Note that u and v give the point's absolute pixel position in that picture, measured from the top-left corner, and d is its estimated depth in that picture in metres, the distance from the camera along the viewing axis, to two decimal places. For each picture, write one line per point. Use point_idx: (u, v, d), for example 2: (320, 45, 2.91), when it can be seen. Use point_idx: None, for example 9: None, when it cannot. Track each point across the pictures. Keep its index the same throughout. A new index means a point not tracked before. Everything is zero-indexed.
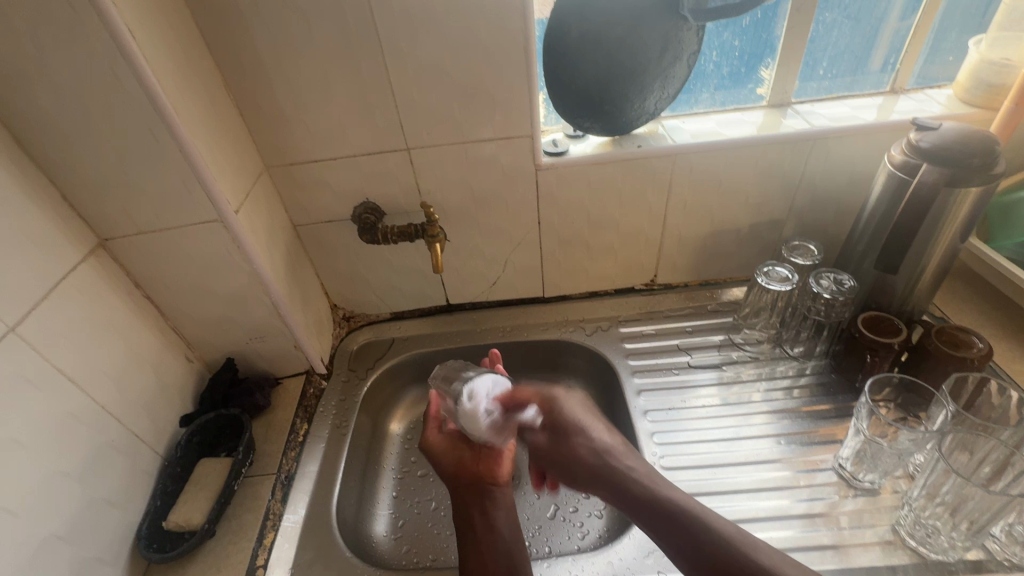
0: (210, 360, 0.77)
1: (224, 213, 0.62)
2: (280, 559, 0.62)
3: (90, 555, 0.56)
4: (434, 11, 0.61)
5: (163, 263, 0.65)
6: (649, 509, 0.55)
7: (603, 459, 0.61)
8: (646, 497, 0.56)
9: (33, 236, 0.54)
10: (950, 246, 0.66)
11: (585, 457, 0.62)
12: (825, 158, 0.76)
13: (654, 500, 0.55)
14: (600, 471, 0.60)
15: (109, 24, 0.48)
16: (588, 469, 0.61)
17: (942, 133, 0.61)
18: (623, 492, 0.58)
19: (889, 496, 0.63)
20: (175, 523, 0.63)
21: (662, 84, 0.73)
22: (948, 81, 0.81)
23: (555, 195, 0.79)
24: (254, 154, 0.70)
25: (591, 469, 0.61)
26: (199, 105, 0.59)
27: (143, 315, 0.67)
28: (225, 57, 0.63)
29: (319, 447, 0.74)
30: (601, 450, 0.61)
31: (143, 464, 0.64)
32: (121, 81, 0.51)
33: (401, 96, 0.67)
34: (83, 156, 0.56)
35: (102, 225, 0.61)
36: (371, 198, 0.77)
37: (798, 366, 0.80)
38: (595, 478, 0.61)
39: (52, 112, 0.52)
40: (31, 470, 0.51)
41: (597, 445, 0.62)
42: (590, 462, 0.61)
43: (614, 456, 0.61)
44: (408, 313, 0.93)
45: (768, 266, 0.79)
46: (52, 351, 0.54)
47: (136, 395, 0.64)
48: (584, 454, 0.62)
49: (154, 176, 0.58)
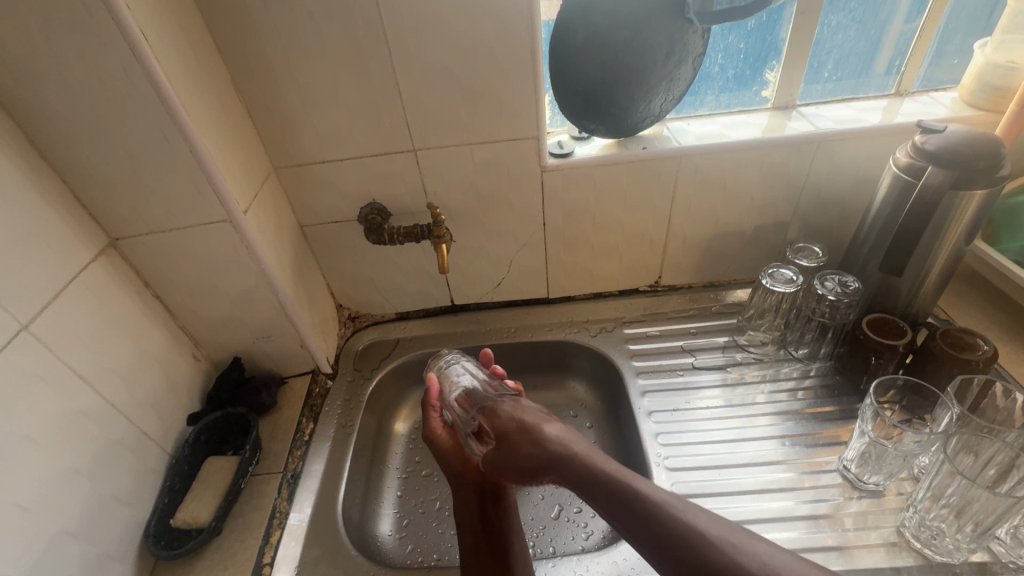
0: (217, 359, 0.78)
1: (233, 213, 0.62)
2: (286, 558, 0.62)
3: (99, 552, 0.56)
4: (442, 13, 0.61)
5: (172, 262, 0.66)
6: (603, 489, 0.48)
7: (558, 445, 0.55)
8: (594, 479, 0.50)
9: (46, 235, 0.54)
10: (955, 249, 0.66)
11: (522, 441, 0.57)
12: (830, 160, 0.76)
13: (598, 478, 0.49)
14: (542, 458, 0.55)
15: (123, 27, 0.48)
16: (535, 458, 0.55)
17: (947, 135, 0.62)
18: (574, 473, 0.51)
19: (894, 498, 0.63)
20: (182, 520, 0.63)
21: (668, 87, 0.73)
22: (953, 84, 0.81)
23: (560, 196, 0.79)
24: (263, 155, 0.71)
25: (534, 454, 0.55)
26: (209, 107, 0.59)
27: (152, 314, 0.67)
28: (235, 59, 0.64)
29: (324, 446, 0.74)
30: (552, 438, 0.56)
31: (151, 461, 0.65)
32: (133, 83, 0.52)
33: (408, 98, 0.68)
34: (95, 156, 0.56)
35: (113, 224, 0.62)
36: (378, 199, 0.78)
37: (802, 368, 0.80)
38: (541, 463, 0.55)
39: (65, 114, 0.53)
40: (43, 467, 0.51)
41: (546, 443, 0.55)
42: (528, 445, 0.56)
43: (564, 444, 0.55)
44: (413, 313, 0.93)
45: (772, 269, 0.79)
46: (64, 349, 0.55)
47: (145, 393, 0.65)
48: (527, 448, 0.57)
49: (165, 177, 0.58)
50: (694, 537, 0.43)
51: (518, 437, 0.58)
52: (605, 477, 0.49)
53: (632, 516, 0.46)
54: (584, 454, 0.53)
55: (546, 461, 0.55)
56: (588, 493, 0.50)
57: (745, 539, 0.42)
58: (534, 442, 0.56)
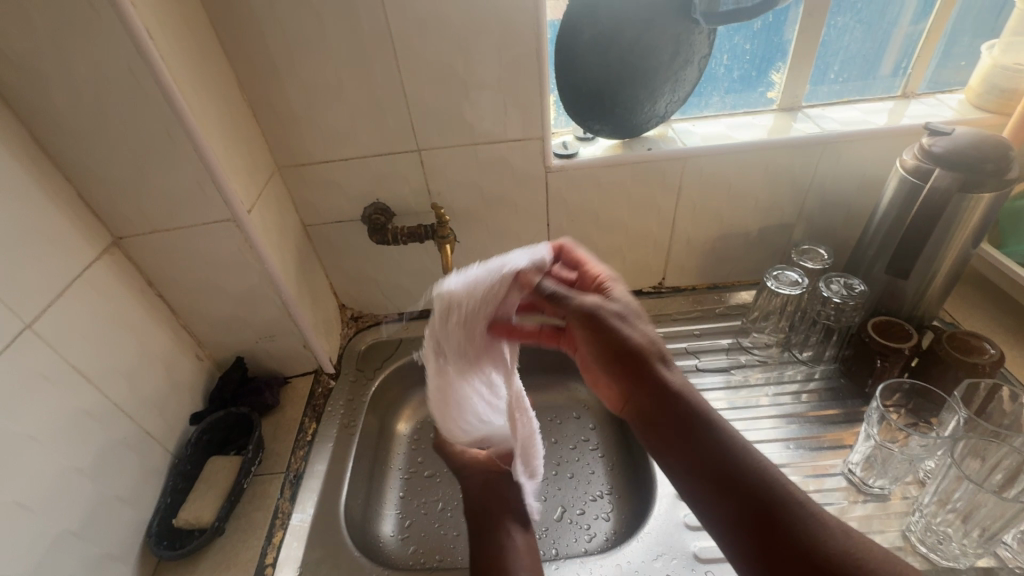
0: (220, 359, 0.78)
1: (237, 213, 0.62)
2: (288, 558, 0.62)
3: (102, 551, 0.56)
4: (447, 13, 0.61)
5: (175, 262, 0.66)
6: (669, 408, 0.52)
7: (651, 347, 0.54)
8: (672, 399, 0.52)
9: (50, 234, 0.54)
10: (961, 252, 0.66)
11: (617, 338, 0.53)
12: (836, 162, 0.76)
13: (675, 399, 0.52)
14: (642, 361, 0.53)
15: (128, 25, 0.48)
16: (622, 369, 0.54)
17: (955, 137, 0.61)
18: (645, 390, 0.53)
19: (899, 502, 0.63)
20: (185, 521, 0.63)
21: (673, 87, 0.73)
22: (960, 86, 0.81)
23: (565, 197, 0.79)
24: (267, 154, 0.71)
25: (628, 356, 0.53)
26: (213, 106, 0.59)
27: (155, 313, 0.67)
28: (239, 58, 0.64)
29: (327, 447, 0.74)
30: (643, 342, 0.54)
31: (154, 461, 0.65)
32: (139, 82, 0.51)
33: (413, 98, 0.68)
34: (99, 155, 0.56)
35: (117, 223, 0.61)
36: (381, 199, 0.77)
37: (807, 371, 0.80)
38: (619, 364, 0.54)
39: (70, 112, 0.53)
40: (46, 467, 0.51)
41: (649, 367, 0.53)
42: (615, 346, 0.54)
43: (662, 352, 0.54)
44: (415, 314, 0.93)
45: (778, 270, 0.79)
46: (67, 348, 0.55)
47: (148, 393, 0.64)
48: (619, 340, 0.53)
49: (169, 176, 0.58)
50: (740, 465, 0.48)
51: (614, 333, 0.53)
52: (676, 397, 0.52)
53: (689, 433, 0.50)
54: (668, 372, 0.53)
55: (638, 374, 0.53)
56: (653, 408, 0.53)
57: (792, 481, 0.47)
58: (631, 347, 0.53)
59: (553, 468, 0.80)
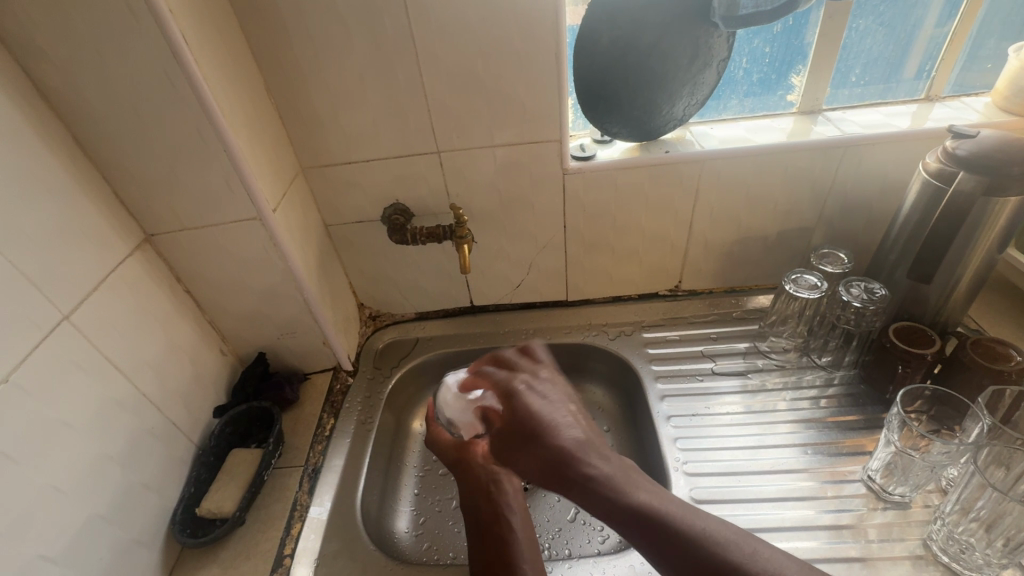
0: (243, 354, 0.80)
1: (262, 212, 0.64)
2: (306, 550, 0.64)
3: (129, 537, 0.58)
4: (467, 18, 0.63)
5: (203, 259, 0.68)
6: (628, 502, 0.47)
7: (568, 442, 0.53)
8: (607, 483, 0.48)
9: (87, 230, 0.57)
10: (987, 256, 0.65)
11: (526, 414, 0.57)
12: (857, 166, 0.75)
13: (626, 488, 0.48)
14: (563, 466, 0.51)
15: (166, 33, 0.50)
16: (553, 453, 0.52)
17: (980, 140, 0.60)
18: (580, 479, 0.50)
19: (920, 511, 0.62)
20: (207, 510, 0.65)
21: (691, 90, 0.73)
22: (987, 88, 0.80)
23: (581, 199, 0.79)
24: (291, 155, 0.73)
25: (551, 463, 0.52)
26: (243, 109, 0.61)
27: (183, 309, 0.70)
28: (267, 63, 0.66)
29: (344, 441, 0.76)
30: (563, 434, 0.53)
31: (179, 452, 0.67)
32: (174, 86, 0.54)
33: (433, 101, 0.69)
34: (134, 156, 0.59)
35: (149, 221, 0.64)
36: (401, 200, 0.79)
37: (826, 376, 0.79)
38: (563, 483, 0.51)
39: (109, 115, 0.55)
40: (81, 453, 0.54)
41: (554, 434, 0.53)
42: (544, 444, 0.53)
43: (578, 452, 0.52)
44: (432, 313, 0.94)
45: (796, 274, 0.78)
46: (102, 340, 0.57)
47: (175, 385, 0.67)
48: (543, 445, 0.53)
49: (199, 175, 0.60)
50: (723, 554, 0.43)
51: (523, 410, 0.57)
52: (625, 496, 0.47)
53: (656, 536, 0.45)
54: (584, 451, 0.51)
55: (571, 463, 0.51)
56: (610, 511, 0.47)
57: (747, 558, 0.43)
58: (549, 428, 0.54)
59: None
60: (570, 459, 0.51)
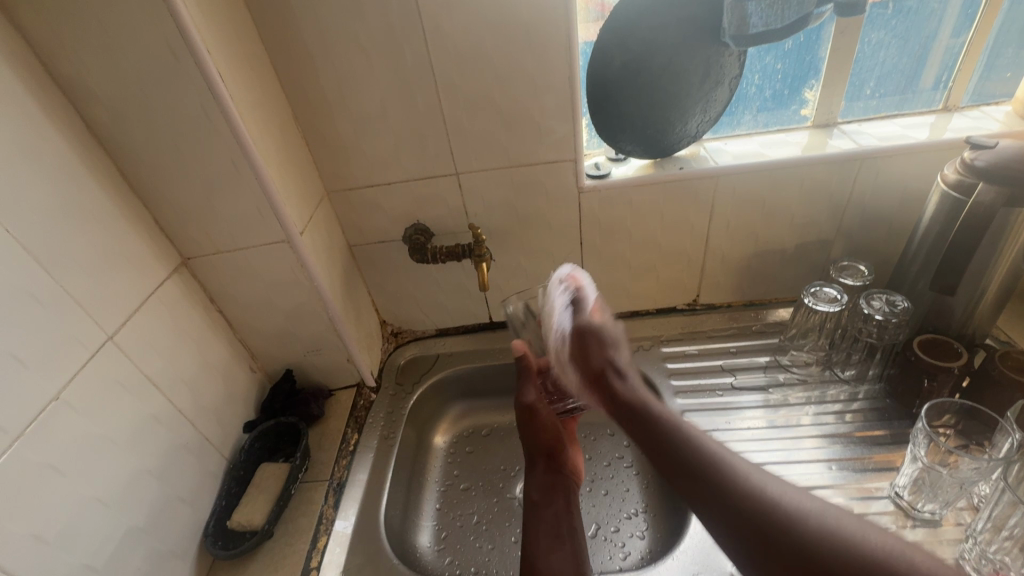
0: (271, 371, 0.83)
1: (290, 234, 0.67)
2: (331, 563, 0.65)
3: (165, 548, 0.61)
4: (483, 47, 0.65)
5: (235, 280, 0.71)
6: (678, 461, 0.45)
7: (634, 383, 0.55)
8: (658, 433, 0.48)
9: (130, 254, 0.60)
10: (1012, 267, 0.64)
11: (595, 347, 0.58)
12: (874, 177, 0.75)
13: (677, 432, 0.47)
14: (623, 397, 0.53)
15: (205, 74, 0.54)
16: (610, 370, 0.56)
17: (999, 150, 0.59)
18: (658, 433, 0.48)
19: (952, 529, 0.60)
20: (238, 522, 0.67)
21: (704, 107, 0.75)
22: (1006, 96, 0.79)
23: (597, 215, 0.80)
24: (317, 179, 0.76)
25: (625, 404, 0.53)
26: (273, 139, 0.65)
27: (215, 327, 0.73)
28: (295, 95, 0.70)
29: (368, 456, 0.77)
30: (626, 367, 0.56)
31: (212, 466, 0.69)
32: (211, 120, 0.57)
33: (452, 126, 0.72)
34: (173, 185, 0.63)
35: (186, 245, 0.68)
36: (422, 220, 0.81)
37: (850, 391, 0.78)
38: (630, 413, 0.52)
39: (151, 149, 0.60)
40: (122, 466, 0.56)
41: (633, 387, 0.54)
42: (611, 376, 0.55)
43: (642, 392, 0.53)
44: (452, 330, 0.96)
45: (815, 287, 0.78)
46: (142, 358, 0.60)
47: (207, 401, 0.70)
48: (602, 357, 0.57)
49: (233, 201, 0.64)
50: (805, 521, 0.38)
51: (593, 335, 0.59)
52: (671, 424, 0.48)
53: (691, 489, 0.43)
54: (661, 408, 0.51)
55: (614, 374, 0.56)
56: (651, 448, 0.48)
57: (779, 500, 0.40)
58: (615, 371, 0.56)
59: (588, 484, 0.80)
60: (648, 410, 0.51)
